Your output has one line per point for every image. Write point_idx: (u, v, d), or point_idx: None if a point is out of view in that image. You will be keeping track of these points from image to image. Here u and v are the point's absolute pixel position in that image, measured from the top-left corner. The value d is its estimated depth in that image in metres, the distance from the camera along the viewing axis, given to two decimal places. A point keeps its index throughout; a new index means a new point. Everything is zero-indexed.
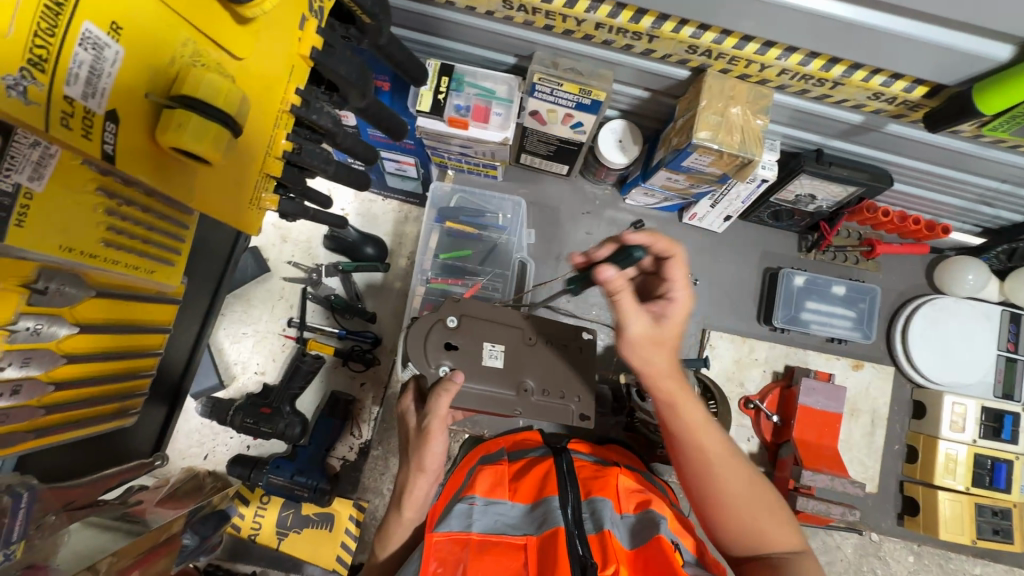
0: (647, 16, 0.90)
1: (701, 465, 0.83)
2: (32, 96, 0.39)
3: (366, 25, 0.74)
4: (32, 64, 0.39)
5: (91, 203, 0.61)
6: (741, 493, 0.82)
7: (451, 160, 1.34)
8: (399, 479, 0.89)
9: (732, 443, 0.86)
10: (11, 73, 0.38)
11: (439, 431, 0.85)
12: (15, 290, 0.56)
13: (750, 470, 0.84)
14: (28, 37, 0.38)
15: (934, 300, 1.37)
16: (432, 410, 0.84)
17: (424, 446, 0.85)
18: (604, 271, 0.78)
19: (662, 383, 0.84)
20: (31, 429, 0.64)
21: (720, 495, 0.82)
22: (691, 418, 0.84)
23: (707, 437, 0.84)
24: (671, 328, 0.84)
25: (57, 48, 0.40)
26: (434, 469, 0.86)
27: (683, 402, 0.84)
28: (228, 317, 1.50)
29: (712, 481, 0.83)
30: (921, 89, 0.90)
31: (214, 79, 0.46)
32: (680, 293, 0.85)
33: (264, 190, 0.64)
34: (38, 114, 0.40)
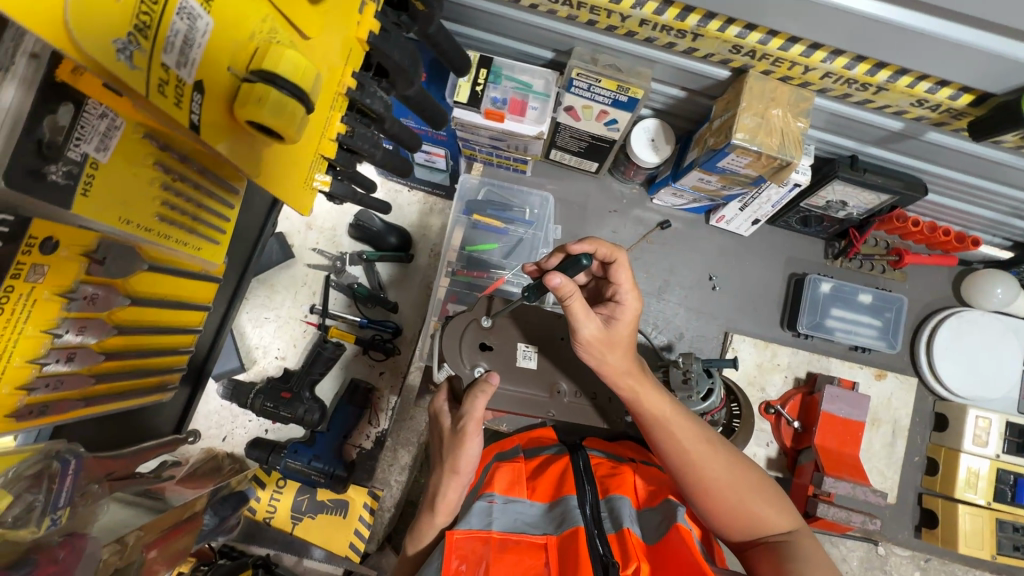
0: (694, 14, 0.90)
1: (677, 456, 0.84)
2: (135, 61, 0.39)
3: (418, 12, 0.74)
4: (137, 30, 0.39)
5: (149, 177, 0.61)
6: (724, 478, 0.83)
7: (481, 152, 1.34)
8: (431, 482, 0.90)
9: (705, 428, 0.87)
10: (121, 37, 0.38)
11: (475, 433, 0.85)
12: (77, 258, 0.56)
13: (729, 453, 0.85)
14: (135, 3, 0.38)
15: (960, 313, 1.35)
16: (467, 411, 0.86)
17: (458, 448, 0.85)
18: (553, 278, 0.77)
19: (621, 379, 0.85)
20: (80, 397, 0.65)
21: (705, 483, 0.83)
22: (658, 407, 0.85)
23: (677, 425, 0.84)
24: (622, 330, 0.86)
25: (158, 15, 0.40)
26: (467, 471, 0.84)
27: (645, 392, 0.85)
28: (251, 301, 1.50)
29: (692, 469, 0.83)
30: (967, 97, 0.89)
31: (294, 57, 0.47)
32: (628, 297, 0.87)
33: (317, 170, 0.65)
34: (139, 80, 0.40)
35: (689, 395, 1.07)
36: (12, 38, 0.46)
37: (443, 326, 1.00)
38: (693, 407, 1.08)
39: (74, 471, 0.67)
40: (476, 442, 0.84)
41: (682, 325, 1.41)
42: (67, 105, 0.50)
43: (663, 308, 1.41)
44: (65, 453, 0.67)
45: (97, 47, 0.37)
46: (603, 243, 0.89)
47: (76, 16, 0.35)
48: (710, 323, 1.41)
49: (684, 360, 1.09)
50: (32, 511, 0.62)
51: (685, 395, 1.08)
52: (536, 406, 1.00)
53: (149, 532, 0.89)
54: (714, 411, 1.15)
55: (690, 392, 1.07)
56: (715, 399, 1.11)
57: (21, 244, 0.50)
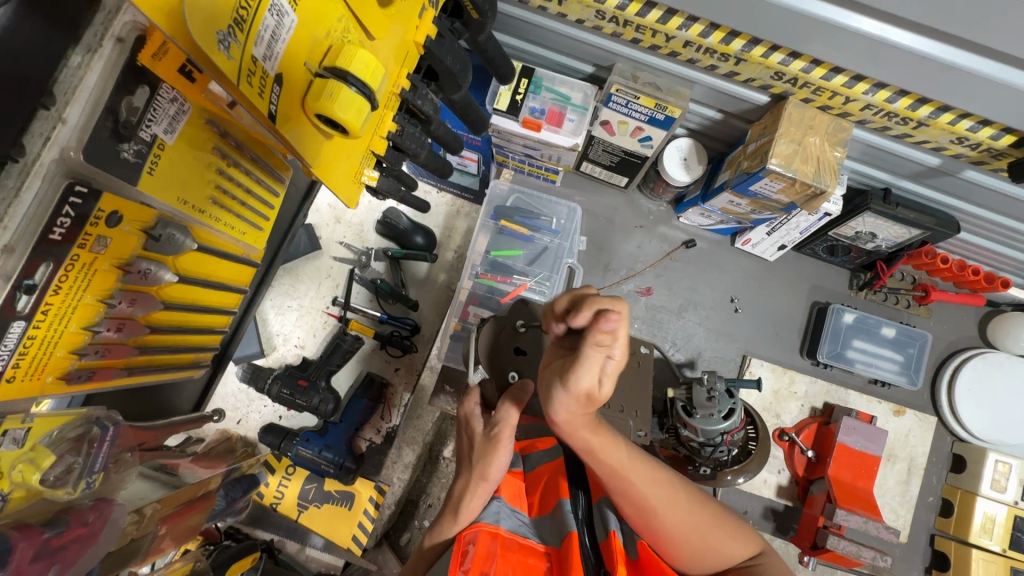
0: (739, 39, 0.91)
1: (637, 506, 0.78)
2: (232, 52, 0.42)
3: (472, 20, 0.76)
4: (236, 23, 0.41)
5: (206, 161, 0.64)
6: (685, 520, 0.79)
7: (513, 159, 1.37)
8: (456, 487, 0.90)
9: (659, 469, 0.81)
10: (223, 29, 0.40)
11: (508, 443, 0.86)
12: (137, 233, 0.59)
13: (685, 490, 0.82)
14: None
15: (986, 354, 1.33)
16: (503, 417, 0.86)
17: (490, 455, 0.87)
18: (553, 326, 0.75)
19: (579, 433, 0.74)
20: (124, 366, 0.67)
21: (666, 529, 0.79)
22: (615, 459, 0.76)
23: (633, 477, 0.77)
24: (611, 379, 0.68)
25: (255, 11, 0.42)
26: (496, 478, 0.87)
27: (601, 445, 0.76)
28: (276, 288, 1.53)
29: (653, 517, 0.78)
30: (1008, 138, 0.89)
31: (366, 56, 0.50)
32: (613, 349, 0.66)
33: (366, 165, 0.67)
34: (234, 70, 0.42)
35: (709, 413, 1.08)
36: (102, 23, 0.48)
37: (477, 332, 1.03)
38: (713, 426, 1.07)
39: (112, 437, 0.69)
40: (507, 452, 0.86)
41: (701, 345, 1.41)
42: (144, 88, 0.53)
43: (683, 326, 1.41)
44: (105, 420, 0.69)
45: (204, 36, 0.39)
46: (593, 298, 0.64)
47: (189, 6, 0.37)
48: (729, 345, 1.41)
49: (708, 378, 1.10)
50: (72, 472, 0.64)
51: (706, 413, 1.08)
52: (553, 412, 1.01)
53: (166, 506, 0.92)
54: (734, 432, 1.12)
55: (711, 410, 1.07)
56: (736, 420, 1.09)
57: (89, 216, 0.52)
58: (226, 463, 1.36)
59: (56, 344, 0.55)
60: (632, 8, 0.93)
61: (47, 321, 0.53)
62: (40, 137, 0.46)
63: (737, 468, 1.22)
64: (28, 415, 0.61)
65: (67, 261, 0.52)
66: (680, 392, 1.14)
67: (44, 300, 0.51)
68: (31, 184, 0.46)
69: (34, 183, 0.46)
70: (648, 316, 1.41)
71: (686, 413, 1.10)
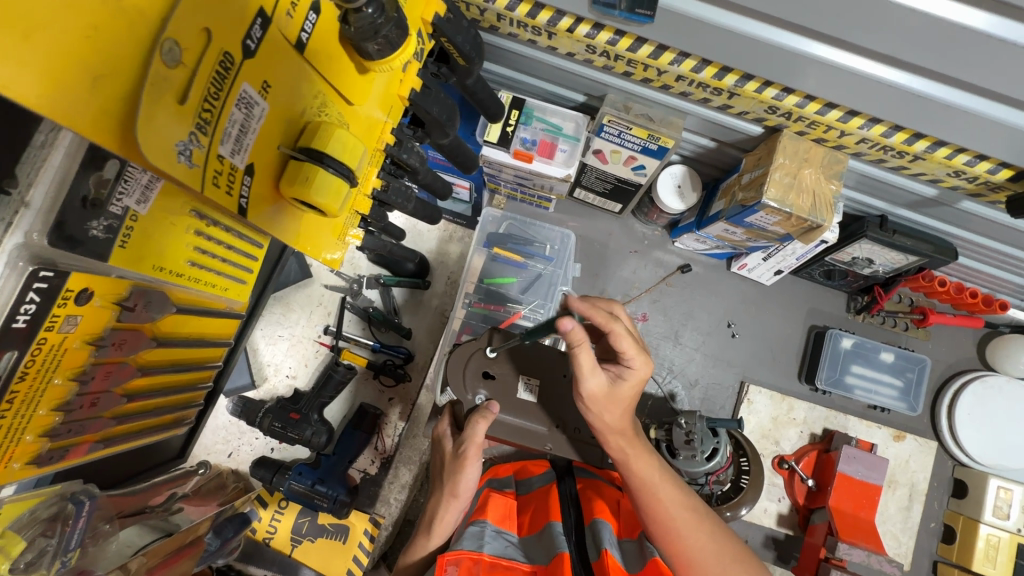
0: (732, 74, 0.90)
1: (660, 523, 0.85)
2: (194, 159, 0.40)
3: (459, 66, 0.74)
4: (199, 128, 0.40)
5: (184, 226, 0.61)
6: (708, 548, 0.84)
7: (505, 187, 1.35)
8: (429, 507, 0.96)
9: (690, 497, 0.88)
10: (183, 139, 0.38)
11: (474, 457, 0.92)
12: (109, 307, 0.56)
13: (711, 521, 0.87)
14: (200, 103, 0.39)
15: (985, 377, 1.32)
16: (469, 437, 0.91)
17: (459, 472, 0.92)
18: (565, 322, 0.76)
19: (611, 438, 0.88)
20: (101, 439, 0.65)
21: (687, 554, 0.83)
22: (645, 473, 0.87)
23: (663, 491, 0.86)
24: (625, 391, 0.85)
25: (220, 111, 0.41)
26: (465, 495, 0.92)
27: (635, 457, 0.88)
28: (267, 318, 1.51)
29: (676, 539, 0.84)
30: (1006, 171, 0.88)
31: (343, 136, 0.49)
32: (638, 362, 0.84)
33: (352, 225, 0.66)
34: (196, 177, 0.41)
35: (692, 454, 1.09)
36: None
37: (450, 351, 1.07)
38: (697, 466, 1.09)
39: (89, 512, 0.66)
40: (473, 467, 0.91)
41: (698, 372, 1.39)
42: (114, 160, 0.50)
43: (679, 352, 1.39)
44: (79, 495, 0.66)
45: (162, 153, 0.37)
46: (599, 310, 0.81)
47: (142, 129, 0.35)
48: (726, 370, 1.39)
49: (688, 421, 1.09)
50: (44, 555, 0.60)
51: (689, 454, 1.09)
52: (534, 439, 1.04)
53: (153, 557, 0.86)
54: (719, 470, 1.14)
55: (693, 451, 1.08)
56: (720, 460, 1.11)
57: (57, 298, 0.49)
58: (217, 502, 1.35)
59: (24, 429, 0.52)
60: (623, 43, 0.90)
61: (14, 410, 0.50)
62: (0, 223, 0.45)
63: (734, 503, 1.20)
64: None
65: (34, 347, 0.49)
66: (663, 431, 1.13)
67: (9, 389, 0.49)
68: None
69: None
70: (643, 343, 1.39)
71: (670, 454, 1.11)
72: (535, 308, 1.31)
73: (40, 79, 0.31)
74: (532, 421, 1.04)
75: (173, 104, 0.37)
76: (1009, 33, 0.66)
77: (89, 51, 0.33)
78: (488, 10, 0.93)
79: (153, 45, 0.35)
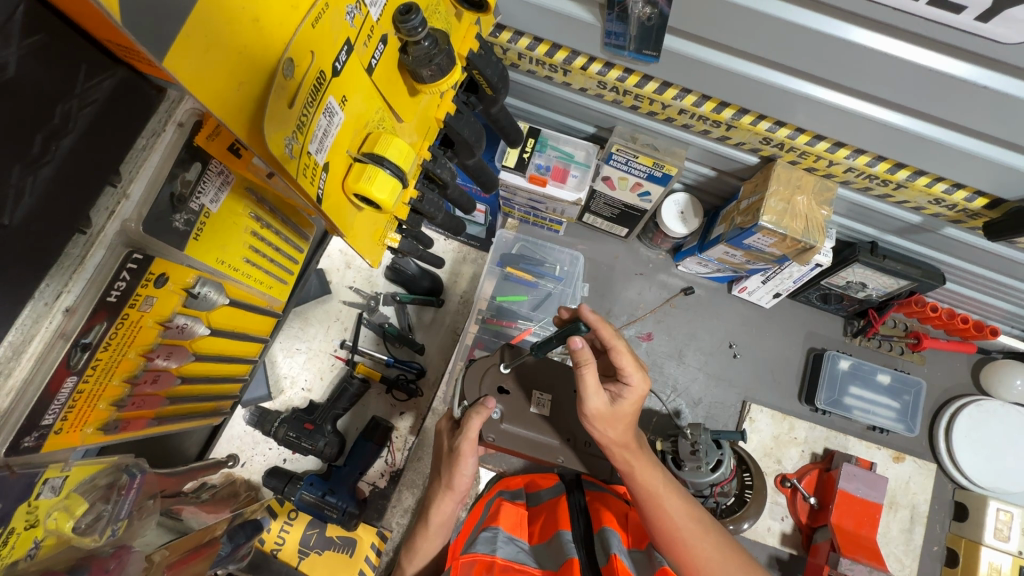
0: (729, 108, 0.99)
1: (668, 533, 0.88)
2: (295, 152, 0.47)
3: (486, 95, 0.83)
4: (300, 127, 0.47)
5: (244, 225, 0.72)
6: (713, 557, 0.87)
7: (519, 211, 1.45)
8: (428, 492, 1.01)
9: (695, 508, 0.92)
10: (291, 134, 0.46)
11: (468, 453, 0.94)
12: (178, 292, 0.65)
13: (717, 531, 0.90)
14: (302, 107, 0.47)
15: (980, 401, 1.36)
16: (465, 432, 0.94)
17: (454, 467, 0.96)
18: (571, 342, 0.83)
19: (618, 452, 0.91)
20: (155, 416, 0.75)
21: (696, 564, 0.86)
22: (651, 484, 0.90)
23: (669, 501, 0.89)
24: (626, 408, 0.88)
25: (315, 116, 0.49)
26: (460, 488, 0.97)
27: (640, 468, 0.91)
28: (286, 331, 1.57)
29: (684, 549, 0.87)
30: (982, 200, 0.95)
31: (400, 145, 0.59)
32: (636, 378, 0.87)
33: (389, 230, 0.74)
34: (296, 168, 0.48)
35: (698, 465, 1.12)
36: (165, 110, 0.57)
37: (467, 368, 1.12)
38: (702, 477, 1.13)
39: (138, 484, 0.75)
40: (467, 462, 0.95)
41: (701, 391, 1.43)
42: (197, 164, 0.61)
43: (682, 371, 1.45)
44: (132, 468, 0.74)
45: (277, 142, 0.45)
46: (609, 326, 0.88)
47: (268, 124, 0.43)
48: (728, 390, 1.44)
49: (693, 431, 1.13)
50: (101, 519, 0.67)
51: (694, 465, 1.12)
52: (546, 450, 1.08)
53: (175, 552, 0.85)
54: (723, 483, 1.19)
55: (699, 463, 1.11)
56: (725, 471, 1.14)
57: (141, 279, 0.59)
58: (229, 508, 1.36)
59: (99, 396, 0.62)
60: (631, 79, 1.01)
61: (95, 376, 0.60)
62: (106, 211, 0.55)
63: (736, 516, 1.26)
64: (67, 463, 0.62)
65: (118, 321, 0.58)
66: (669, 443, 1.18)
67: (95, 356, 0.58)
68: (95, 253, 0.54)
69: (97, 252, 0.54)
70: (649, 361, 1.45)
71: (676, 466, 1.15)
72: (546, 325, 1.37)
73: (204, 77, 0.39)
74: (543, 433, 1.07)
75: (285, 107, 0.45)
76: (981, 79, 0.73)
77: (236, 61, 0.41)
78: (511, 49, 1.05)
79: (277, 61, 0.44)
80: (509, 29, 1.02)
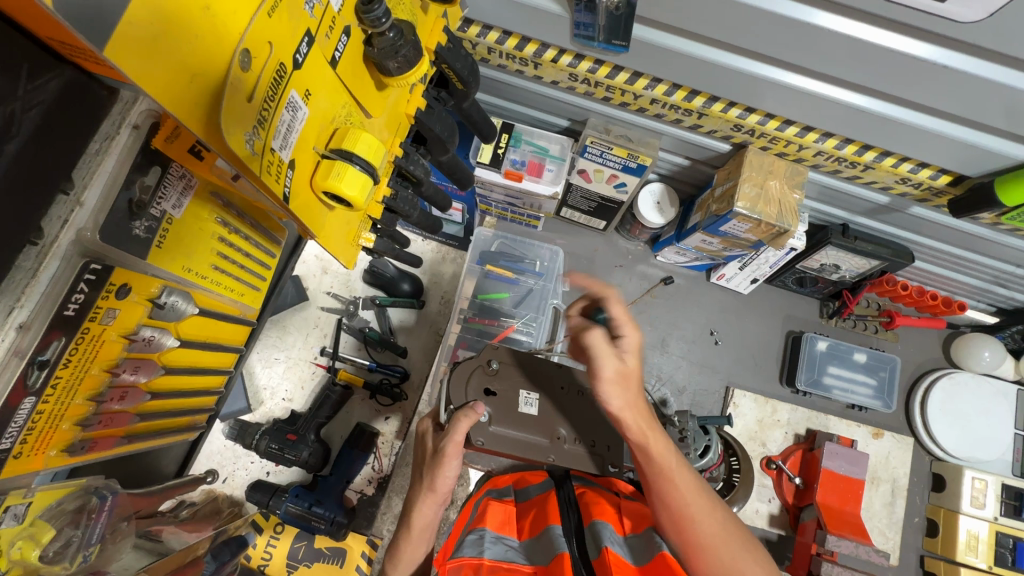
0: (699, 96, 1.00)
1: (676, 509, 0.85)
2: (256, 148, 0.46)
3: (457, 90, 0.82)
4: (260, 123, 0.46)
5: (211, 231, 0.70)
6: (719, 535, 0.85)
7: (496, 207, 1.44)
8: (410, 495, 0.98)
9: (703, 486, 0.90)
10: (250, 129, 0.45)
11: (454, 454, 0.94)
12: (143, 303, 0.63)
13: (724, 510, 0.87)
14: (261, 102, 0.46)
15: (952, 374, 1.41)
16: (451, 434, 0.93)
17: (437, 468, 0.94)
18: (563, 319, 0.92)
19: (633, 420, 0.89)
20: (125, 435, 0.72)
21: (700, 540, 0.83)
22: (663, 457, 0.88)
23: (679, 476, 0.87)
24: (631, 362, 0.89)
25: (276, 111, 0.48)
26: (443, 489, 0.95)
27: (653, 440, 0.88)
28: (263, 341, 1.53)
29: (691, 525, 0.84)
30: (945, 177, 0.98)
31: (369, 139, 0.57)
32: (628, 329, 0.91)
33: (363, 229, 0.73)
34: (257, 164, 0.47)
35: (686, 452, 1.13)
36: (120, 113, 0.54)
37: (452, 372, 1.11)
38: (691, 464, 1.14)
39: (109, 507, 0.72)
40: (452, 463, 0.93)
41: (685, 378, 1.45)
42: (156, 168, 0.58)
43: (666, 361, 1.46)
44: (103, 490, 0.71)
45: (235, 137, 0.43)
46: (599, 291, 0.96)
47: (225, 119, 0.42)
48: (711, 377, 1.45)
49: (681, 419, 1.14)
50: (70, 546, 0.65)
51: (683, 452, 1.13)
52: (536, 450, 1.06)
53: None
54: (711, 468, 1.20)
55: (687, 449, 1.11)
56: (713, 456, 1.17)
57: (101, 291, 0.56)
58: (211, 526, 1.31)
59: (62, 416, 0.59)
60: (602, 71, 1.01)
61: (56, 395, 0.57)
62: (59, 220, 0.52)
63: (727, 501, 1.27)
64: (30, 488, 0.60)
65: (78, 335, 0.56)
66: None
67: (54, 374, 0.55)
68: (48, 265, 0.51)
69: (51, 263, 0.51)
70: None
71: None
72: (528, 322, 1.37)
73: (154, 72, 0.37)
74: (531, 433, 1.06)
75: (243, 102, 0.44)
76: (941, 58, 0.74)
77: (191, 55, 0.39)
78: (480, 44, 1.04)
79: (232, 53, 0.42)
80: (477, 24, 1.01)
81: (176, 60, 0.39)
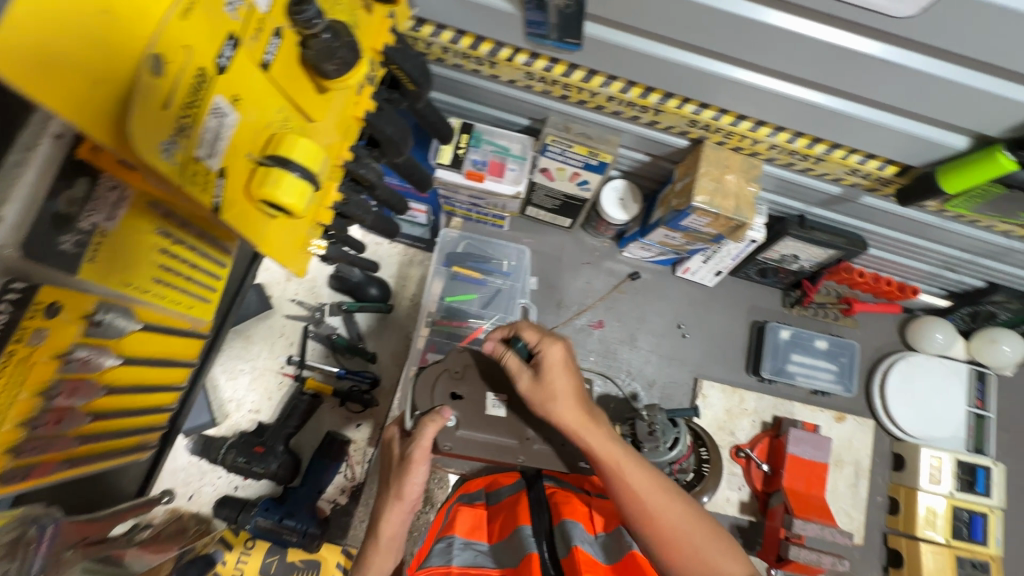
0: (655, 93, 1.01)
1: (631, 507, 0.81)
2: (175, 158, 0.45)
3: (408, 90, 0.81)
4: (179, 130, 0.45)
5: (151, 244, 0.67)
6: (680, 528, 0.80)
7: (461, 208, 1.43)
8: (377, 505, 0.97)
9: (661, 478, 0.85)
10: (166, 138, 0.44)
11: (422, 460, 0.94)
12: (76, 322, 0.61)
13: (684, 501, 0.83)
14: (180, 108, 0.44)
15: (908, 357, 1.46)
16: (417, 440, 0.94)
17: (405, 475, 0.94)
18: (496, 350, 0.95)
19: (573, 428, 0.87)
20: (65, 459, 0.69)
21: (664, 537, 0.80)
22: (611, 456, 0.84)
23: (631, 473, 0.83)
24: (562, 380, 0.89)
25: (197, 117, 0.46)
26: (410, 497, 0.94)
27: (598, 442, 0.85)
28: (227, 351, 1.48)
29: (647, 522, 0.80)
30: (891, 168, 1.01)
31: (307, 144, 0.55)
32: (553, 348, 0.90)
33: (315, 237, 0.70)
34: (177, 174, 0.45)
35: (656, 445, 1.14)
36: (39, 123, 0.52)
37: (417, 376, 1.08)
38: (661, 456, 1.15)
39: (50, 536, 0.73)
40: (419, 470, 0.94)
41: (654, 372, 1.46)
42: (83, 179, 0.56)
43: (635, 355, 1.47)
44: (43, 520, 0.73)
45: (147, 147, 0.42)
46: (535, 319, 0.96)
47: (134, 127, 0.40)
48: (681, 369, 1.47)
49: (649, 413, 1.16)
50: None
51: (653, 445, 1.14)
52: (505, 452, 1.03)
53: None
54: (681, 459, 1.21)
55: (656, 442, 1.13)
56: (681, 448, 1.17)
57: (27, 311, 0.55)
58: (177, 545, 1.27)
59: None
60: (557, 69, 1.00)
61: None
62: None
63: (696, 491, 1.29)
64: None
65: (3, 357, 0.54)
66: (627, 427, 1.18)
67: None
68: None
69: None
70: (603, 348, 1.46)
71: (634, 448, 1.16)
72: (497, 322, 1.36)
73: (50, 81, 0.36)
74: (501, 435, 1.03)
75: (158, 109, 0.42)
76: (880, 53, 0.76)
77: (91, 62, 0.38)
78: (434, 43, 1.02)
79: (141, 58, 0.41)
80: (430, 23, 0.99)
81: (73, 67, 0.37)
